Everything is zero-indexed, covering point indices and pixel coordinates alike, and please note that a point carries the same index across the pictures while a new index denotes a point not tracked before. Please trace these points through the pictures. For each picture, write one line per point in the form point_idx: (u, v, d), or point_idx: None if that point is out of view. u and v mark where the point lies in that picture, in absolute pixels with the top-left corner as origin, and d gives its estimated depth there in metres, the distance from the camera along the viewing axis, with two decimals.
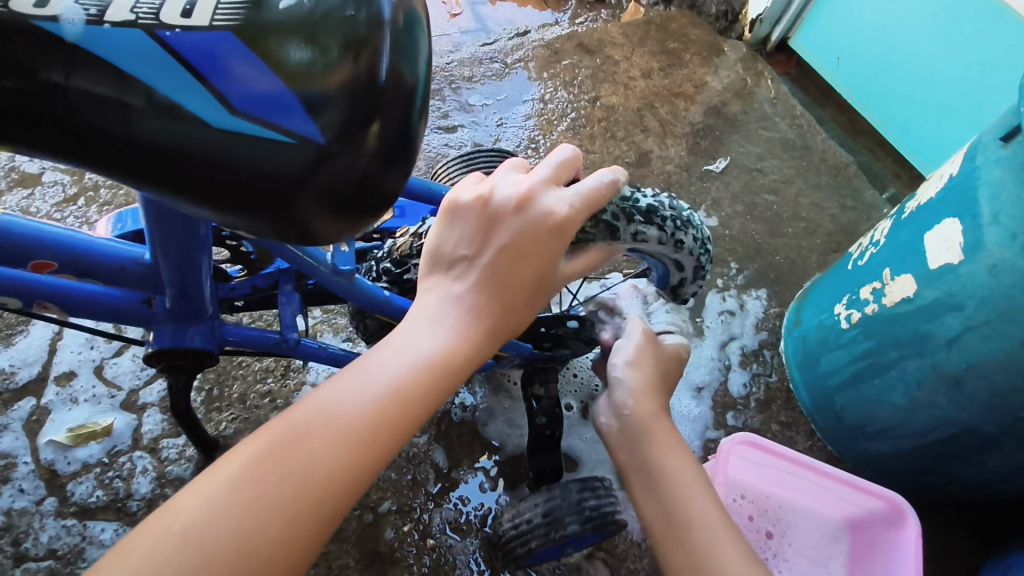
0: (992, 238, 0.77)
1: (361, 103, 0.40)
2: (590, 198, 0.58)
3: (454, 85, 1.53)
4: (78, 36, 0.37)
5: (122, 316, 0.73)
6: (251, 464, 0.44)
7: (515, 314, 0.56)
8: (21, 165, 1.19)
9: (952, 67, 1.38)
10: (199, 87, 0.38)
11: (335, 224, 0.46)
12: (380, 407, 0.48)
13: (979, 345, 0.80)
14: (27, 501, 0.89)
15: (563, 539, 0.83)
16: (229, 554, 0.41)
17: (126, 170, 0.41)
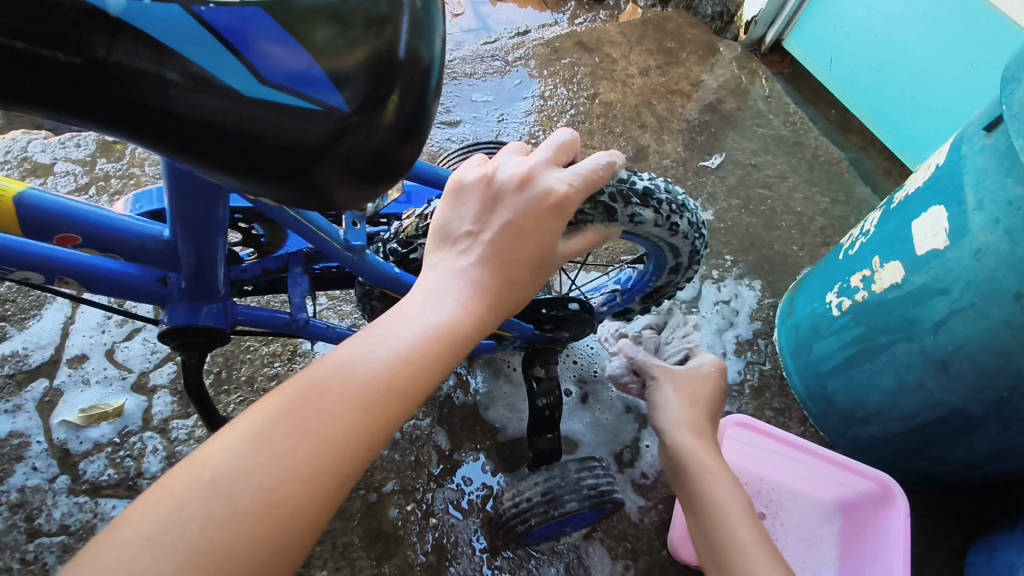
0: (977, 223, 0.79)
1: (381, 77, 0.43)
2: (587, 178, 0.62)
3: (456, 82, 1.56)
4: (121, 10, 0.39)
5: (138, 294, 0.75)
6: (271, 422, 0.47)
7: (516, 289, 0.59)
8: (34, 155, 1.22)
9: (942, 66, 1.42)
10: (231, 60, 0.41)
11: (353, 191, 0.49)
12: (393, 373, 0.50)
13: (963, 327, 0.83)
14: (40, 478, 0.91)
15: (563, 516, 0.85)
16: (254, 506, 0.44)
17: (157, 137, 0.44)
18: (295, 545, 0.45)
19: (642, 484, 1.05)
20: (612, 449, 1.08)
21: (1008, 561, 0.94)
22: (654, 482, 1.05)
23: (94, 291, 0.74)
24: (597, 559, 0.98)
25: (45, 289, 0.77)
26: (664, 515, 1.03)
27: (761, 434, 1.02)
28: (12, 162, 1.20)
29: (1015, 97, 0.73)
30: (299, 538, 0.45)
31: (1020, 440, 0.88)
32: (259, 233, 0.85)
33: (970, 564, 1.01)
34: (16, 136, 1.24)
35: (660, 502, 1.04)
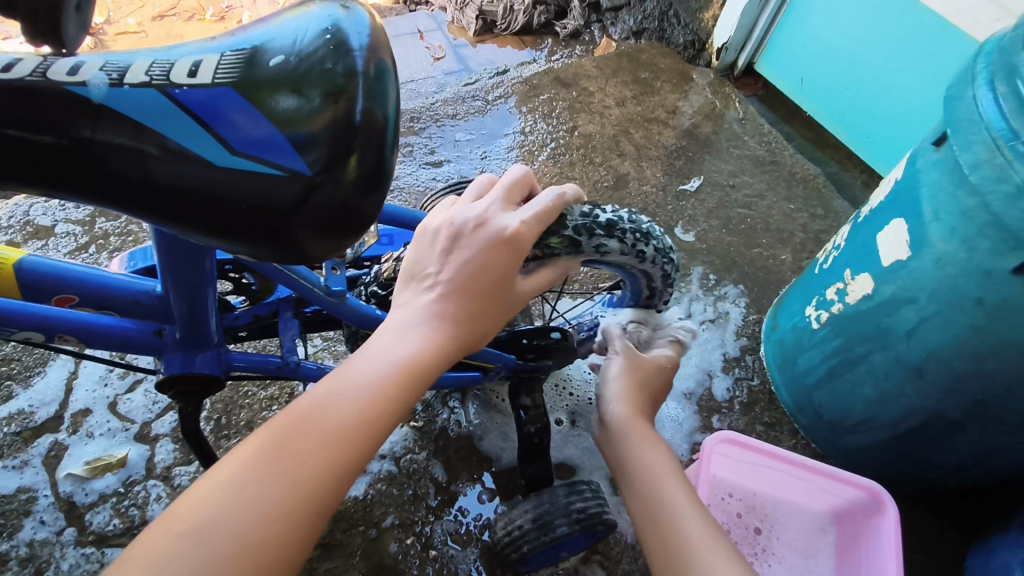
0: (936, 233, 0.83)
1: (340, 141, 0.47)
2: (540, 215, 0.65)
3: (439, 124, 1.62)
4: (103, 97, 0.46)
5: (135, 347, 0.78)
6: (250, 463, 0.49)
7: (478, 323, 0.63)
8: (36, 219, 1.27)
9: (906, 80, 1.48)
10: (202, 133, 0.47)
11: (326, 245, 0.52)
12: (364, 411, 0.53)
13: (933, 334, 0.86)
14: (48, 532, 0.94)
15: (555, 540, 0.87)
16: (232, 552, 0.46)
17: (140, 207, 0.48)
18: None
19: None
20: (607, 472, 1.10)
21: (1003, 562, 0.94)
22: None
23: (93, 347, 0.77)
24: None
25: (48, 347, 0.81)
26: None
27: (749, 450, 1.02)
28: (15, 226, 1.25)
29: (959, 112, 0.78)
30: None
31: (1001, 439, 0.90)
32: (250, 281, 0.89)
33: (970, 567, 1.01)
34: (19, 201, 1.29)
35: None
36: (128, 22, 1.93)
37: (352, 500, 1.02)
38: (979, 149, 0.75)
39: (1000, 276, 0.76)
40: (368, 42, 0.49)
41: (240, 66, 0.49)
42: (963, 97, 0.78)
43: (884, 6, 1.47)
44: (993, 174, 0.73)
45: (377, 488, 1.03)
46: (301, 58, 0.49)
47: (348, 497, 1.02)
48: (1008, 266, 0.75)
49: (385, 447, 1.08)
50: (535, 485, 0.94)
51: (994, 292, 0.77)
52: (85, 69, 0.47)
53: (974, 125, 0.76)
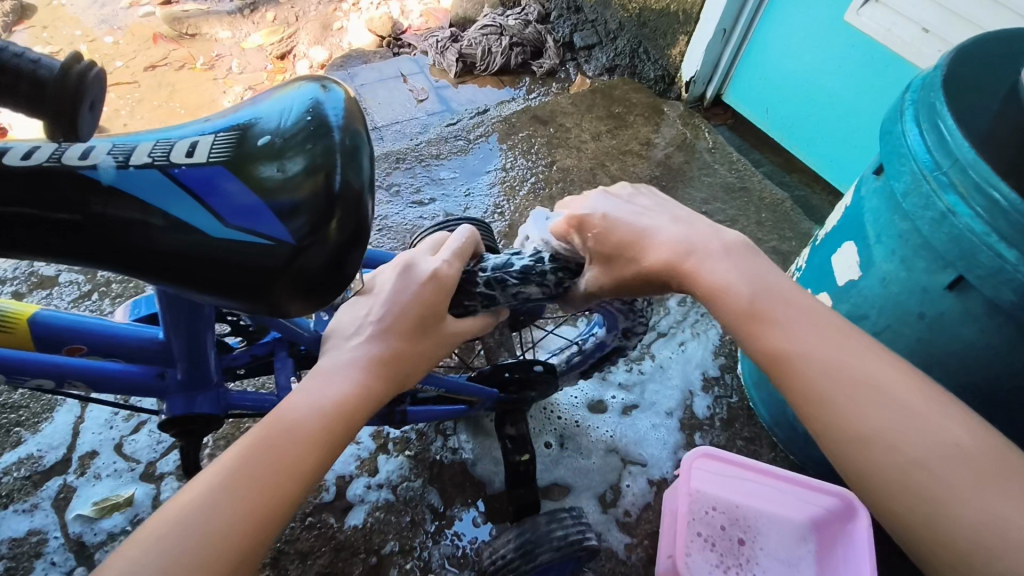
0: (879, 255, 0.90)
1: (321, 207, 0.53)
2: (459, 253, 0.71)
3: (424, 163, 1.70)
4: (112, 179, 0.52)
5: (139, 391, 0.82)
6: (225, 473, 0.52)
7: (413, 357, 0.66)
8: (40, 269, 1.32)
9: (865, 106, 1.58)
10: (198, 206, 0.52)
11: (302, 305, 0.57)
12: (332, 421, 0.57)
13: (886, 347, 0.93)
14: (58, 572, 0.97)
15: (534, 568, 0.91)
16: (208, 543, 0.49)
17: (145, 270, 0.54)
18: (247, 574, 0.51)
19: (627, 522, 1.12)
20: (596, 491, 1.15)
21: None
22: (638, 519, 1.13)
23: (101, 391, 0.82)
24: None
25: (57, 391, 0.85)
26: (649, 550, 1.10)
27: (724, 462, 1.10)
28: (20, 277, 1.30)
29: (889, 145, 0.86)
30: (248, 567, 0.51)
31: None
32: (247, 323, 0.93)
33: None
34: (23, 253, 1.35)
35: (645, 538, 1.11)
36: (122, 74, 2.01)
37: (352, 529, 1.06)
38: (908, 178, 0.82)
39: (937, 292, 0.84)
40: (344, 119, 0.56)
41: (231, 145, 0.54)
42: (893, 132, 0.86)
43: (836, 41, 1.58)
44: (920, 200, 0.80)
45: (375, 516, 1.08)
46: (286, 138, 0.54)
47: (348, 526, 1.06)
48: (943, 283, 0.82)
49: (382, 476, 1.12)
50: (523, 510, 0.99)
51: (932, 306, 0.85)
52: (95, 152, 0.53)
53: (903, 157, 0.83)
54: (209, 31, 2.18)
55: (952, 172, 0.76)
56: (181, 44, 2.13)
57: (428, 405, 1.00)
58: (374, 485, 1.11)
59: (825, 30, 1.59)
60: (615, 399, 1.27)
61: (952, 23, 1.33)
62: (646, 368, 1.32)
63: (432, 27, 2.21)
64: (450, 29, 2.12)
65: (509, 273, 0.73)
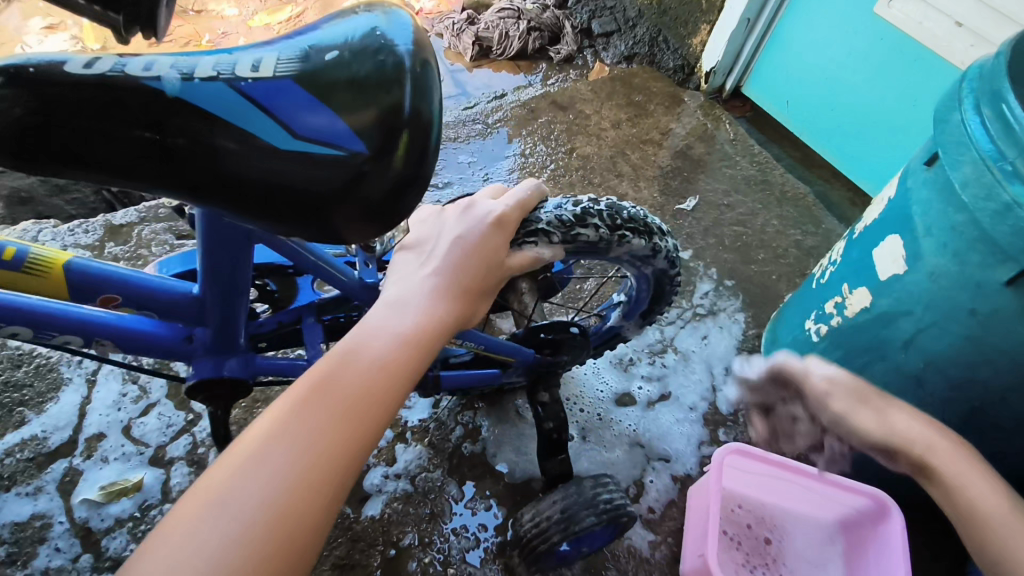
0: (929, 248, 0.87)
1: (391, 129, 0.50)
2: (522, 202, 0.69)
3: (441, 146, 1.65)
4: (176, 91, 0.48)
5: (166, 352, 0.78)
6: (297, 408, 0.49)
7: (478, 296, 0.62)
8: (44, 243, 1.27)
9: (890, 101, 1.54)
10: (267, 121, 0.49)
11: (361, 230, 0.55)
12: (402, 351, 0.54)
13: (931, 344, 0.90)
14: (63, 559, 0.93)
15: (581, 532, 0.88)
16: (291, 481, 0.46)
17: (207, 194, 0.50)
18: (332, 508, 0.47)
19: (651, 518, 1.09)
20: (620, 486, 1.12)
21: None
22: (662, 515, 1.10)
23: (128, 351, 0.77)
24: None
25: (77, 352, 0.80)
26: (674, 548, 1.07)
27: (754, 458, 1.04)
28: None
29: (946, 135, 0.84)
30: (333, 501, 0.47)
31: (999, 446, 0.93)
32: (272, 287, 0.90)
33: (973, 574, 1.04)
34: (26, 227, 1.29)
35: (669, 535, 1.08)
36: None
37: (369, 519, 1.03)
38: (967, 167, 0.80)
39: (992, 288, 0.81)
40: (413, 41, 0.53)
41: (298, 59, 0.51)
42: (949, 121, 0.84)
43: (863, 31, 1.54)
44: (982, 192, 0.78)
45: (393, 507, 1.04)
46: (355, 53, 0.51)
47: (365, 517, 1.03)
48: (1000, 278, 0.79)
49: (400, 466, 1.09)
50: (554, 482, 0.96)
51: (986, 302, 0.82)
52: (158, 66, 0.49)
53: (962, 147, 0.81)
54: (216, 9, 2.12)
55: (1018, 161, 0.73)
56: (187, 20, 2.07)
57: (460, 371, 0.97)
58: (392, 475, 1.07)
59: (853, 20, 1.55)
60: (640, 390, 1.24)
61: (986, 15, 1.28)
62: (669, 361, 1.29)
63: (445, 10, 2.15)
64: (465, 11, 2.07)
65: (564, 215, 0.72)
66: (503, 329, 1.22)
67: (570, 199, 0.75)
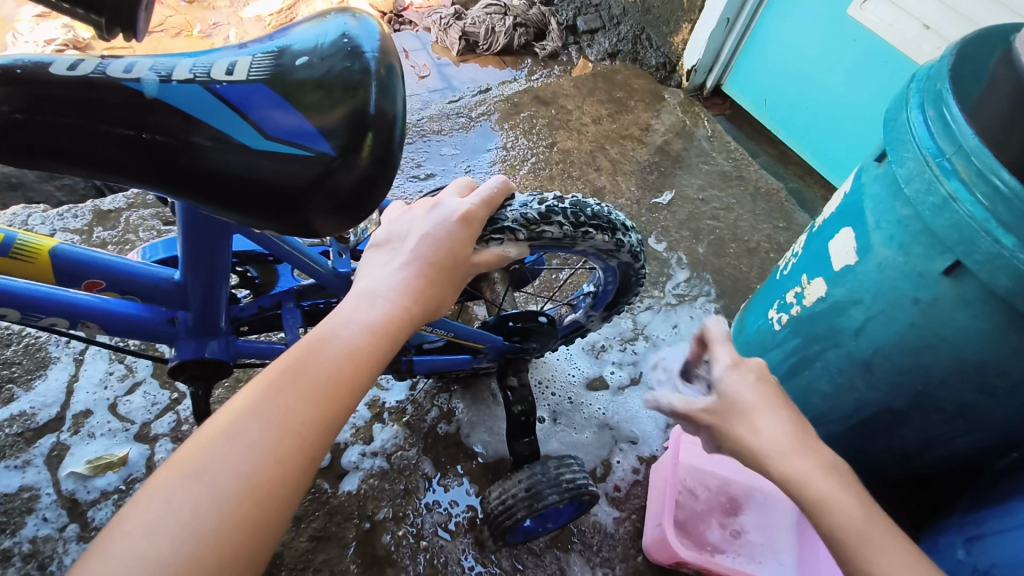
0: (878, 240, 0.92)
1: (357, 128, 0.53)
2: (488, 199, 0.72)
3: (425, 138, 1.69)
4: (156, 92, 0.52)
5: (149, 333, 0.82)
6: (271, 390, 0.51)
7: (444, 288, 0.65)
8: (33, 227, 1.31)
9: (861, 100, 1.60)
10: (241, 122, 0.53)
11: (333, 224, 0.57)
12: (371, 342, 0.57)
13: (879, 331, 0.95)
14: (51, 528, 0.97)
15: (544, 508, 0.93)
16: (267, 456, 0.49)
17: (185, 189, 0.54)
18: (304, 485, 0.51)
19: (616, 497, 1.14)
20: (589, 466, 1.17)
21: (947, 542, 1.03)
22: (627, 494, 1.15)
23: (113, 333, 0.81)
24: (577, 567, 1.05)
25: (64, 334, 0.84)
26: (637, 524, 1.12)
27: None
28: None
29: (894, 133, 0.88)
30: (305, 478, 0.51)
31: (941, 428, 0.99)
32: (253, 274, 0.94)
33: (920, 551, 1.09)
34: (16, 211, 1.33)
35: (633, 512, 1.13)
36: None
37: (346, 494, 1.07)
38: (911, 164, 0.84)
39: (932, 277, 0.86)
40: (379, 47, 0.56)
41: (271, 65, 0.55)
42: (897, 119, 0.88)
43: (837, 33, 1.59)
44: (922, 187, 0.83)
45: (369, 483, 1.09)
46: (324, 59, 0.55)
47: (342, 492, 1.07)
48: (939, 268, 0.85)
49: (377, 444, 1.13)
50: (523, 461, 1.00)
51: (928, 291, 0.87)
52: (138, 68, 0.53)
53: (907, 144, 0.85)
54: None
55: (955, 158, 0.78)
56: (178, 10, 2.10)
57: (433, 356, 1.01)
58: (368, 453, 1.12)
59: (828, 21, 1.60)
60: (613, 375, 1.29)
61: (952, 18, 1.34)
62: (640, 348, 1.34)
63: (433, 4, 2.18)
64: (453, 6, 2.11)
65: (529, 214, 0.75)
66: (478, 316, 1.26)
67: (536, 195, 0.78)
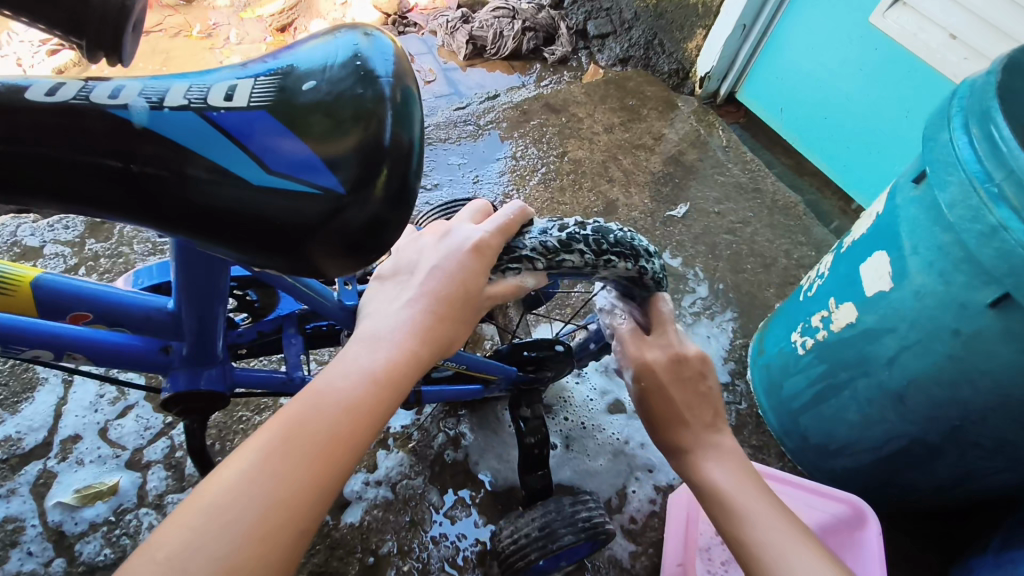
0: (915, 266, 0.87)
1: (369, 161, 0.48)
2: (504, 227, 0.66)
3: (432, 147, 1.64)
4: (145, 121, 0.47)
5: (141, 364, 0.77)
6: (259, 456, 0.47)
7: (455, 327, 0.60)
8: (24, 239, 1.25)
9: (882, 112, 1.54)
10: (240, 154, 0.47)
11: (342, 265, 0.52)
12: (371, 393, 0.52)
13: (914, 362, 0.90)
14: (35, 563, 0.91)
15: (560, 549, 0.87)
16: (253, 531, 0.45)
17: (178, 225, 0.49)
18: (295, 558, 0.46)
19: (632, 529, 1.09)
20: (603, 495, 1.12)
21: None
22: (643, 526, 1.09)
23: (102, 364, 0.76)
24: None
25: (50, 364, 0.78)
26: (654, 559, 1.06)
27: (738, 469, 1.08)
28: (2, 247, 1.23)
29: (934, 154, 0.83)
30: (296, 550, 0.46)
31: (979, 464, 0.93)
32: (252, 298, 0.88)
33: None
34: (6, 222, 1.27)
35: (649, 546, 1.08)
36: None
37: (348, 527, 1.02)
38: (955, 188, 0.79)
39: (975, 308, 0.81)
40: (393, 69, 0.51)
41: (275, 90, 0.50)
42: (938, 140, 0.83)
43: (858, 41, 1.54)
44: (968, 212, 0.77)
45: (372, 514, 1.03)
46: (333, 84, 0.50)
47: (344, 524, 1.02)
48: (984, 300, 0.79)
49: (381, 472, 1.08)
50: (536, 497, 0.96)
51: (970, 322, 0.82)
52: (126, 93, 0.48)
53: (950, 166, 0.80)
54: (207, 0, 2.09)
55: (1004, 183, 0.73)
56: (178, 12, 2.04)
57: (441, 386, 0.96)
58: (372, 482, 1.06)
59: (848, 30, 1.55)
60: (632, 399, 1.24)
61: (978, 28, 1.28)
62: None
63: (440, 7, 2.13)
64: (461, 9, 2.05)
65: (548, 241, 0.68)
66: (487, 337, 1.21)
67: (556, 222, 0.72)
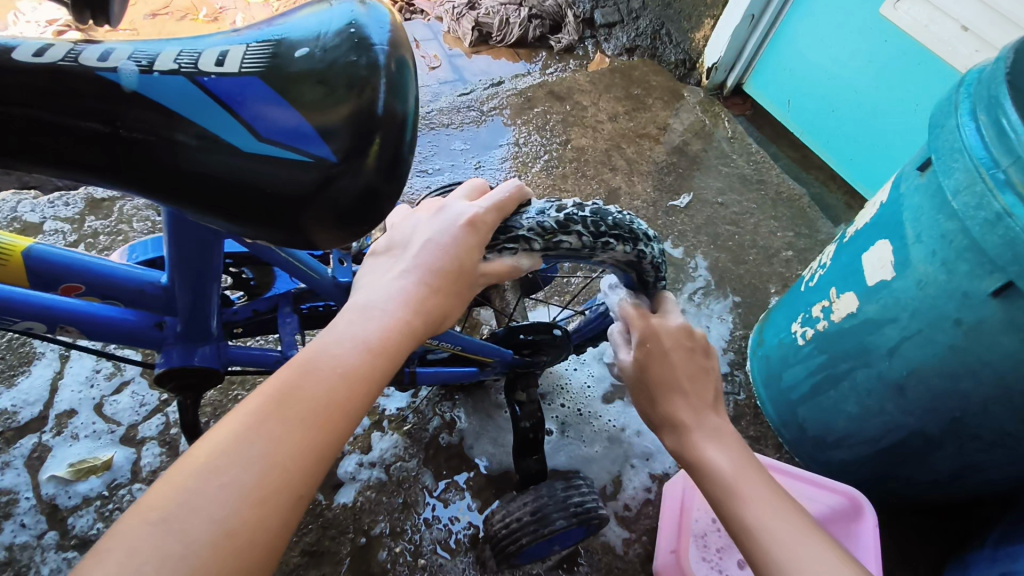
0: (918, 255, 0.86)
1: (361, 130, 0.47)
2: (499, 204, 0.65)
3: (435, 133, 1.63)
4: (134, 84, 0.46)
5: (134, 341, 0.76)
6: (252, 424, 0.47)
7: (448, 301, 0.59)
8: (24, 215, 1.25)
9: (889, 104, 1.52)
10: (230, 120, 0.47)
11: (334, 237, 0.52)
12: (365, 361, 0.52)
13: (914, 352, 0.89)
14: (29, 535, 0.92)
15: (552, 533, 0.87)
16: (246, 497, 0.44)
17: (165, 191, 0.48)
18: (290, 525, 0.46)
19: (626, 516, 1.08)
20: (598, 482, 1.11)
21: None
22: (637, 514, 1.09)
23: (94, 339, 0.75)
24: None
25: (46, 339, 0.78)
26: (648, 547, 1.06)
27: None
28: (1, 223, 1.23)
29: (941, 141, 0.82)
30: (291, 518, 0.46)
31: (978, 457, 0.92)
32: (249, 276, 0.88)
33: None
34: (6, 198, 1.27)
35: (643, 533, 1.07)
36: None
37: (341, 507, 1.02)
38: (961, 175, 0.78)
39: (978, 298, 0.79)
40: (389, 39, 0.50)
41: (266, 57, 0.49)
42: (945, 126, 0.82)
43: (867, 33, 1.52)
44: (973, 200, 0.76)
45: (366, 495, 1.03)
46: (327, 51, 0.49)
47: (337, 504, 1.02)
48: (987, 288, 0.78)
49: (375, 454, 1.07)
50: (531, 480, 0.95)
51: (972, 313, 0.80)
52: (115, 57, 0.47)
53: (957, 152, 0.79)
54: None
55: (1010, 169, 0.72)
56: None
57: (437, 367, 0.96)
58: (366, 463, 1.06)
59: (858, 22, 1.53)
60: None
61: (991, 20, 1.27)
62: None
63: None
64: None
65: (546, 222, 0.66)
66: (483, 322, 1.21)
67: (553, 202, 0.69)
